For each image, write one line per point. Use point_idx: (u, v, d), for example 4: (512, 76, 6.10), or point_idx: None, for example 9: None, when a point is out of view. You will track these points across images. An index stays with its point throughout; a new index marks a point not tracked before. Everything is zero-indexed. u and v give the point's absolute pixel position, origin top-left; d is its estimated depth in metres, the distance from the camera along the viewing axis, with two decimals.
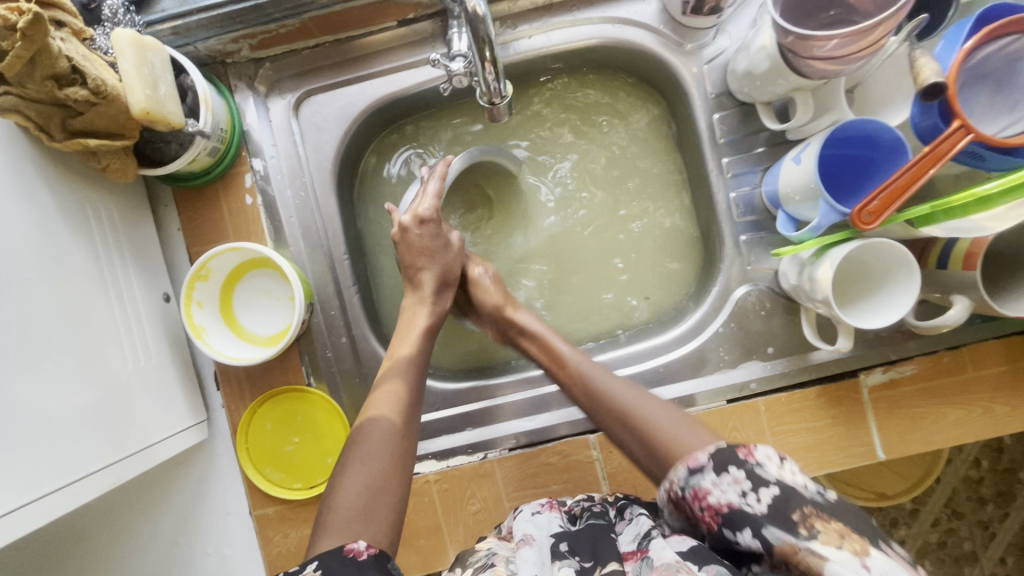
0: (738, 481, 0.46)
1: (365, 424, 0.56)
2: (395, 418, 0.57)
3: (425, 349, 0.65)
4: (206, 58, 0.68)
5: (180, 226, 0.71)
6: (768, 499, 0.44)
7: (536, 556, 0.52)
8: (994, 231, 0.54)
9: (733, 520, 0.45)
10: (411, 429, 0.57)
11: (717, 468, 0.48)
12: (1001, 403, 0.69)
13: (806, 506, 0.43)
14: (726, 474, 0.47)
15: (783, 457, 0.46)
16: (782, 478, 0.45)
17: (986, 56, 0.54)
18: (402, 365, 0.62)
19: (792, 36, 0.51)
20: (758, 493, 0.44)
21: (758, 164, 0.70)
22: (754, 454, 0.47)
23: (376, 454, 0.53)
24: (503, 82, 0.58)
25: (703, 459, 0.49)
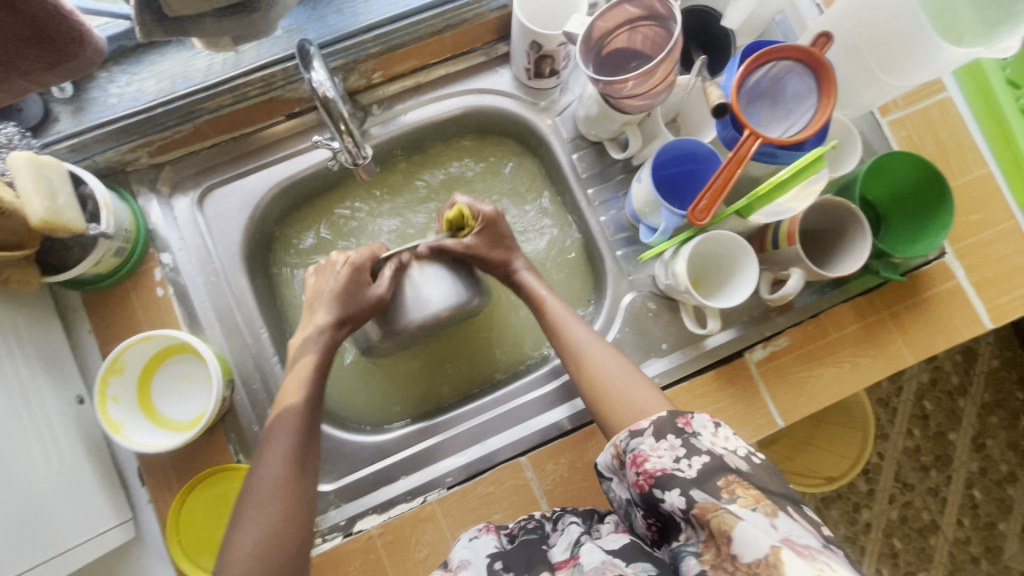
0: (672, 447, 0.54)
1: (255, 481, 0.61)
2: (284, 470, 0.62)
3: (317, 389, 0.69)
4: (105, 169, 0.73)
5: (91, 327, 0.73)
6: (698, 465, 0.51)
7: None
8: (796, 210, 0.67)
9: (662, 485, 0.52)
10: (301, 474, 0.63)
11: (657, 434, 0.55)
12: (865, 355, 0.80)
13: (730, 475, 0.50)
14: (664, 441, 0.54)
15: (716, 425, 0.54)
16: (712, 447, 0.52)
17: (757, 79, 0.69)
18: (293, 409, 0.66)
19: (600, 83, 0.64)
20: (690, 460, 0.52)
21: (618, 190, 0.82)
22: (691, 424, 0.54)
23: (269, 504, 0.59)
24: (365, 148, 0.68)
25: (644, 424, 0.57)
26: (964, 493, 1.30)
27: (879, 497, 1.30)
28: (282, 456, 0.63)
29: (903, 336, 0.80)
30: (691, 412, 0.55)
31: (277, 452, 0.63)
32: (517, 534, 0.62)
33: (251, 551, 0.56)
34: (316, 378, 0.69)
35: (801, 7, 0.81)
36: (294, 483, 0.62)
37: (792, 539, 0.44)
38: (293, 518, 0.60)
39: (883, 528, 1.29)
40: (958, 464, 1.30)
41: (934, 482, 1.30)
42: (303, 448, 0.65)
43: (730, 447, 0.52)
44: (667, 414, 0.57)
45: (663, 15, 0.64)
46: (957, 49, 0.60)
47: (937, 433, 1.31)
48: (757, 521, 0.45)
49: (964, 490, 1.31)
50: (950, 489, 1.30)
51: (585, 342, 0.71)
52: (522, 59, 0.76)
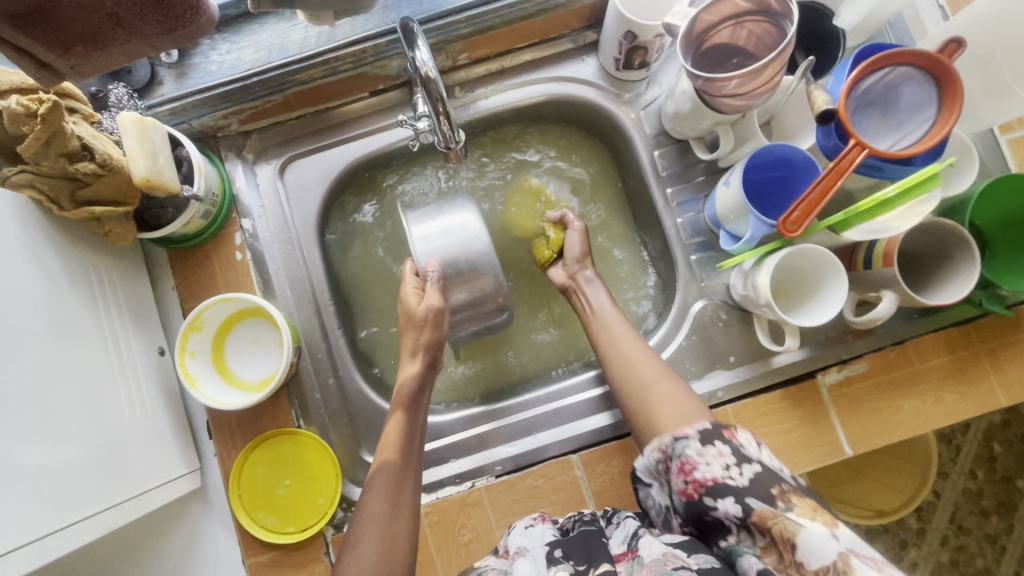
0: (722, 455, 0.53)
1: (363, 510, 0.64)
2: (387, 500, 0.64)
3: (417, 421, 0.71)
4: (199, 133, 0.76)
5: (174, 284, 0.77)
6: (750, 473, 0.51)
7: (532, 565, 0.53)
8: (900, 229, 0.62)
9: (715, 492, 0.51)
10: (404, 504, 0.65)
11: (704, 441, 0.55)
12: (951, 391, 0.74)
13: (784, 485, 0.49)
14: (713, 447, 0.54)
15: (760, 443, 0.54)
16: (762, 458, 0.52)
17: (869, 85, 0.64)
18: (391, 444, 0.68)
19: (701, 79, 0.61)
20: (741, 468, 0.51)
21: (698, 192, 0.78)
22: (738, 436, 0.55)
23: (378, 539, 0.61)
24: (456, 131, 0.67)
25: (691, 431, 0.57)
26: None
27: (930, 536, 1.22)
28: (384, 491, 0.65)
29: (996, 375, 0.74)
30: (737, 426, 0.56)
31: (382, 483, 0.65)
32: (572, 524, 0.61)
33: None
34: (408, 413, 0.70)
35: (922, 8, 0.74)
36: (396, 517, 0.63)
37: (855, 549, 0.42)
38: (398, 553, 0.62)
39: (931, 569, 1.22)
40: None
41: (995, 528, 1.22)
42: (403, 483, 0.66)
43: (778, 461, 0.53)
44: (713, 425, 0.57)
45: (775, 11, 0.61)
46: None
47: (1004, 478, 1.22)
48: (817, 528, 0.43)
49: None
50: (1011, 538, 1.21)
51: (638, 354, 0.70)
52: (612, 49, 0.74)
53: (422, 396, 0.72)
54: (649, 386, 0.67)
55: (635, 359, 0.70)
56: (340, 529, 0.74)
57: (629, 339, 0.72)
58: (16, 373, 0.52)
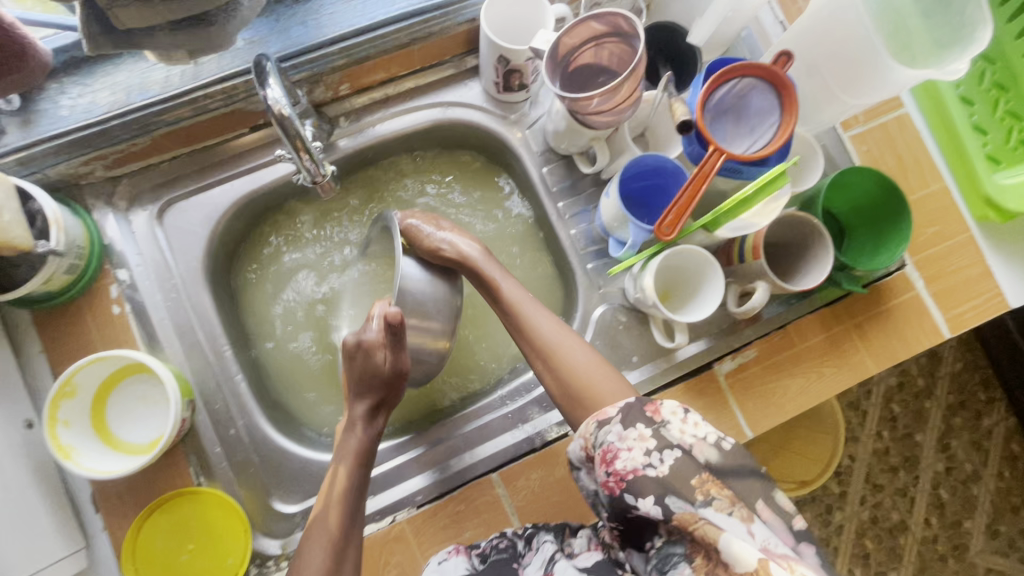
0: (642, 439, 0.52)
1: (299, 570, 0.61)
2: (327, 561, 0.61)
3: (365, 471, 0.68)
4: (57, 182, 0.70)
5: (42, 347, 0.70)
6: (670, 459, 0.51)
7: None
8: (761, 224, 0.68)
9: (635, 490, 0.51)
10: (344, 562, 0.62)
11: (625, 424, 0.54)
12: (830, 365, 0.81)
13: (704, 473, 0.50)
14: (634, 430, 0.53)
15: (685, 412, 0.53)
16: (682, 439, 0.51)
17: (722, 96, 0.70)
18: (337, 500, 0.65)
19: (566, 100, 0.64)
20: (661, 454, 0.51)
21: (588, 203, 0.82)
22: (661, 413, 0.53)
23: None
24: (323, 165, 0.66)
25: (612, 413, 0.55)
26: (932, 493, 1.34)
27: (851, 499, 1.32)
28: (325, 546, 0.62)
29: (866, 346, 0.82)
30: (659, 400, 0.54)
31: (325, 541, 0.62)
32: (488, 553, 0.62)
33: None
34: (359, 467, 0.68)
35: (765, 24, 0.82)
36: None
37: (771, 549, 0.46)
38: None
39: (855, 529, 1.32)
40: (925, 465, 1.34)
41: (903, 482, 1.33)
42: (348, 536, 0.64)
43: (699, 435, 0.52)
44: (636, 401, 0.55)
45: (627, 32, 0.65)
46: (909, 71, 0.62)
47: (904, 435, 1.35)
48: (736, 527, 0.47)
49: (931, 490, 1.34)
50: (918, 489, 1.33)
51: (545, 325, 0.68)
52: (490, 73, 0.76)
53: (373, 453, 0.70)
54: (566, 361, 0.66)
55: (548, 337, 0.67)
56: None
57: (534, 310, 0.70)
58: None
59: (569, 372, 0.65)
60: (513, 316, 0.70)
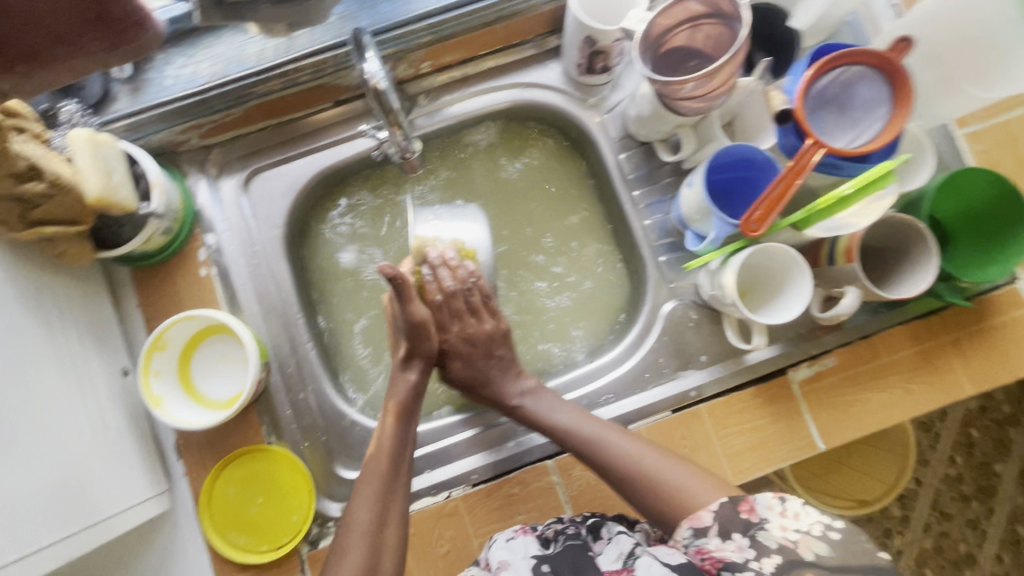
0: (739, 547, 0.52)
1: (348, 518, 0.63)
2: (373, 509, 0.63)
3: (408, 429, 0.69)
4: (158, 148, 0.75)
5: (138, 302, 0.75)
6: (772, 566, 0.50)
7: None
8: (859, 225, 0.63)
9: (733, 567, 0.51)
10: (392, 514, 0.64)
11: (722, 534, 0.54)
12: (918, 382, 0.75)
13: (808, 570, 0.49)
14: (730, 540, 0.53)
15: (781, 503, 0.52)
16: (782, 542, 0.50)
17: (825, 85, 0.65)
18: (384, 452, 0.67)
19: (658, 83, 0.61)
20: (760, 561, 0.50)
21: (665, 194, 0.79)
22: (756, 513, 0.53)
23: (361, 551, 0.60)
24: (412, 142, 0.68)
25: (707, 521, 0.55)
26: (1007, 528, 1.23)
27: (914, 524, 1.24)
28: (373, 495, 0.64)
29: (962, 365, 0.75)
30: (753, 496, 0.54)
31: (371, 490, 0.64)
32: (556, 536, 0.61)
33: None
34: (400, 422, 0.69)
35: (876, 7, 0.76)
36: (383, 528, 0.63)
37: None
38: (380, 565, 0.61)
39: (915, 557, 1.23)
40: (1003, 498, 1.23)
41: (975, 514, 1.24)
42: (394, 486, 0.65)
43: (802, 528, 0.50)
44: (728, 503, 0.55)
45: (728, 13, 0.61)
46: None
47: (982, 464, 1.24)
48: None
49: (1006, 525, 1.24)
50: (992, 523, 1.23)
51: (626, 448, 0.65)
52: (574, 54, 0.74)
53: (416, 404, 0.71)
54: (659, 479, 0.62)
55: (632, 455, 0.65)
56: (315, 545, 0.73)
57: (618, 436, 0.67)
58: None
59: (655, 480, 0.62)
60: (586, 445, 0.67)
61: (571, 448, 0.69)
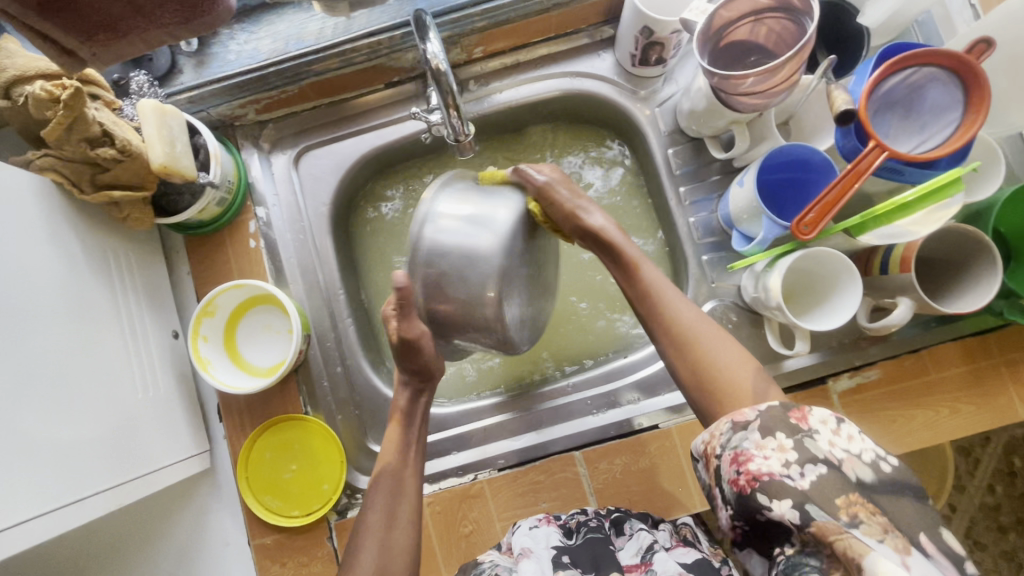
0: (783, 449, 0.47)
1: (360, 524, 0.61)
2: (384, 513, 0.62)
3: (418, 435, 0.68)
4: (217, 122, 0.77)
5: (190, 269, 0.79)
6: (813, 475, 0.44)
7: (537, 567, 0.52)
8: (918, 234, 0.61)
9: (772, 490, 0.45)
10: (404, 517, 0.62)
11: (763, 432, 0.48)
12: (967, 402, 0.72)
13: (852, 493, 0.43)
14: (772, 439, 0.47)
15: (839, 420, 0.47)
16: (830, 454, 0.45)
17: (893, 85, 0.62)
18: (394, 454, 0.66)
19: (717, 77, 0.59)
20: (803, 468, 0.45)
21: (712, 192, 0.78)
22: (808, 420, 0.48)
23: (376, 552, 0.59)
24: (467, 124, 0.64)
25: (750, 417, 0.50)
26: None
27: None
28: (382, 498, 0.63)
29: (1015, 387, 0.72)
30: (807, 406, 0.49)
31: (382, 494, 0.63)
32: (578, 527, 0.60)
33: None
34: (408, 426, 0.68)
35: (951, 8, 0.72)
36: (392, 528, 0.61)
37: None
38: (395, 567, 0.59)
39: None
40: None
41: (1011, 545, 1.18)
42: (402, 489, 0.64)
43: (852, 449, 0.46)
44: (777, 407, 0.49)
45: (796, 8, 0.59)
46: None
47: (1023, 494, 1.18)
48: (886, 553, 0.40)
49: None
50: None
51: (686, 312, 0.62)
52: (629, 44, 0.73)
53: (420, 413, 0.69)
54: (708, 352, 0.59)
55: (696, 328, 0.61)
56: (343, 515, 0.75)
57: (676, 296, 0.63)
58: (36, 355, 0.53)
59: (703, 356, 0.59)
60: (647, 304, 0.63)
61: (618, 254, 0.66)
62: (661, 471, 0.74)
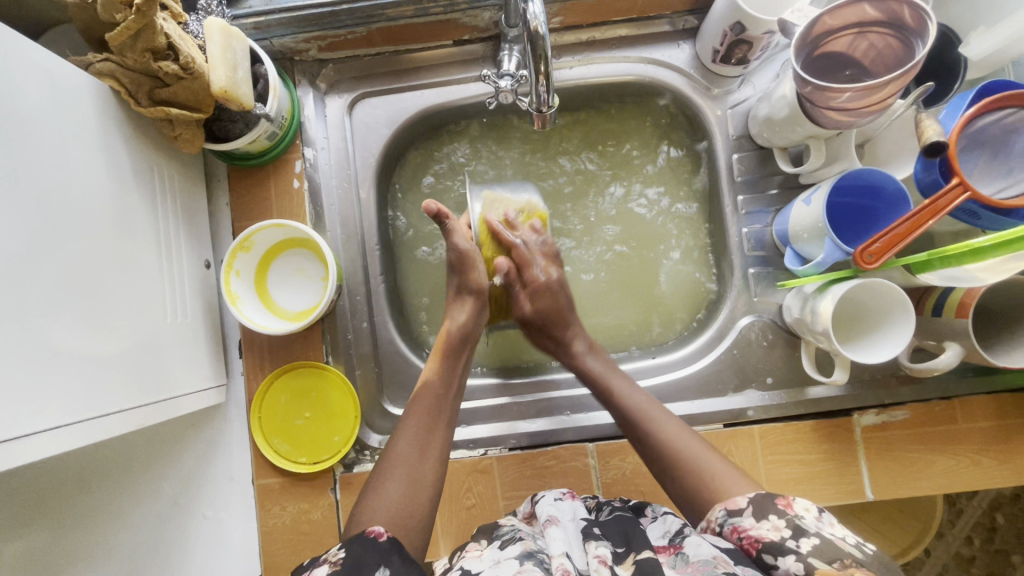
0: (777, 527, 0.48)
1: (397, 433, 0.60)
2: (426, 419, 0.61)
3: (459, 360, 0.68)
4: (278, 53, 0.75)
5: (229, 201, 0.77)
6: (808, 546, 0.45)
7: (564, 535, 0.51)
8: (986, 281, 0.58)
9: (776, 550, 0.46)
10: (443, 424, 0.62)
11: (757, 513, 0.49)
12: (990, 456, 0.72)
13: (847, 558, 0.43)
14: (766, 520, 0.49)
15: (820, 510, 0.49)
16: (820, 530, 0.46)
17: (985, 125, 0.59)
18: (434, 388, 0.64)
19: (810, 86, 0.57)
20: (798, 540, 0.46)
21: (770, 205, 0.75)
22: (793, 506, 0.49)
23: (403, 479, 0.56)
24: (552, 95, 0.62)
25: (742, 503, 0.51)
26: None
27: None
28: (425, 408, 0.62)
29: None
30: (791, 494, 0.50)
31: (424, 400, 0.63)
32: (601, 507, 0.58)
33: (382, 522, 0.52)
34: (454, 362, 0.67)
35: None
36: (429, 436, 0.60)
37: None
38: (420, 501, 0.55)
39: None
40: None
41: None
42: (443, 405, 0.63)
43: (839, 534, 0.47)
44: (765, 493, 0.51)
45: (906, 26, 0.57)
46: None
47: None
48: None
49: None
50: None
51: (666, 426, 0.62)
52: (714, 38, 0.70)
53: (466, 346, 0.69)
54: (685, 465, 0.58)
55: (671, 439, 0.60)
56: (349, 469, 0.76)
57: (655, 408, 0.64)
58: (77, 264, 0.52)
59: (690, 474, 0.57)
60: (628, 414, 0.64)
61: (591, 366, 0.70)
62: None
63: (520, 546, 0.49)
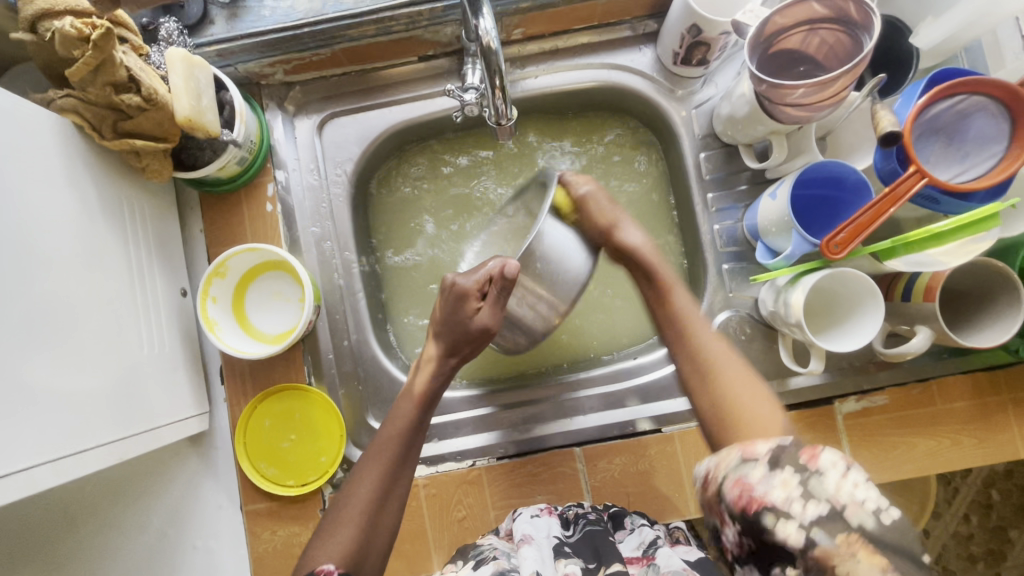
0: (785, 484, 0.37)
1: (354, 480, 0.60)
2: (386, 470, 0.60)
3: (429, 407, 0.66)
4: (243, 79, 0.75)
5: (203, 227, 0.77)
6: (812, 513, 0.36)
7: (538, 554, 0.50)
8: (948, 264, 0.60)
9: (776, 513, 0.37)
10: (402, 475, 0.61)
11: (771, 463, 0.38)
12: (970, 436, 0.73)
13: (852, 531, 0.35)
14: (777, 471, 0.38)
15: (850, 463, 0.37)
16: (837, 495, 0.35)
17: (939, 112, 0.61)
18: (398, 434, 0.63)
19: (765, 84, 0.58)
20: (803, 501, 0.36)
21: (739, 201, 0.77)
22: (818, 458, 0.37)
23: (356, 530, 0.55)
24: (509, 106, 0.63)
25: (761, 451, 0.40)
26: None
27: None
28: (389, 455, 0.61)
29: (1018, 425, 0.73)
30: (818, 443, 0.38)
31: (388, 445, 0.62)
32: (576, 520, 0.58)
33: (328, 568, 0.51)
34: (422, 407, 0.66)
35: None
36: (390, 489, 0.59)
37: None
38: (368, 557, 0.55)
39: None
40: None
41: None
42: (408, 455, 0.62)
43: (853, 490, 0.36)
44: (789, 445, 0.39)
45: (852, 21, 0.58)
46: None
47: None
48: None
49: None
50: None
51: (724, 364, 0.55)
52: (673, 41, 0.71)
53: (439, 395, 0.68)
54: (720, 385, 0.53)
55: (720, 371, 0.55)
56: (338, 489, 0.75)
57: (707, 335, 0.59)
58: (47, 303, 0.52)
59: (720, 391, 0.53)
60: (685, 349, 0.59)
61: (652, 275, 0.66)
62: (658, 474, 0.74)
63: (492, 565, 0.49)
